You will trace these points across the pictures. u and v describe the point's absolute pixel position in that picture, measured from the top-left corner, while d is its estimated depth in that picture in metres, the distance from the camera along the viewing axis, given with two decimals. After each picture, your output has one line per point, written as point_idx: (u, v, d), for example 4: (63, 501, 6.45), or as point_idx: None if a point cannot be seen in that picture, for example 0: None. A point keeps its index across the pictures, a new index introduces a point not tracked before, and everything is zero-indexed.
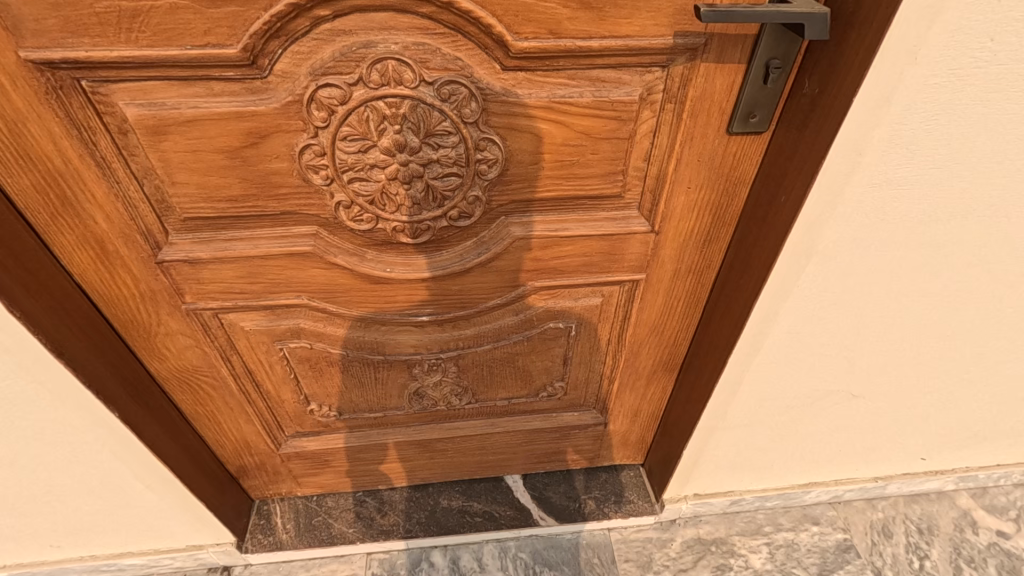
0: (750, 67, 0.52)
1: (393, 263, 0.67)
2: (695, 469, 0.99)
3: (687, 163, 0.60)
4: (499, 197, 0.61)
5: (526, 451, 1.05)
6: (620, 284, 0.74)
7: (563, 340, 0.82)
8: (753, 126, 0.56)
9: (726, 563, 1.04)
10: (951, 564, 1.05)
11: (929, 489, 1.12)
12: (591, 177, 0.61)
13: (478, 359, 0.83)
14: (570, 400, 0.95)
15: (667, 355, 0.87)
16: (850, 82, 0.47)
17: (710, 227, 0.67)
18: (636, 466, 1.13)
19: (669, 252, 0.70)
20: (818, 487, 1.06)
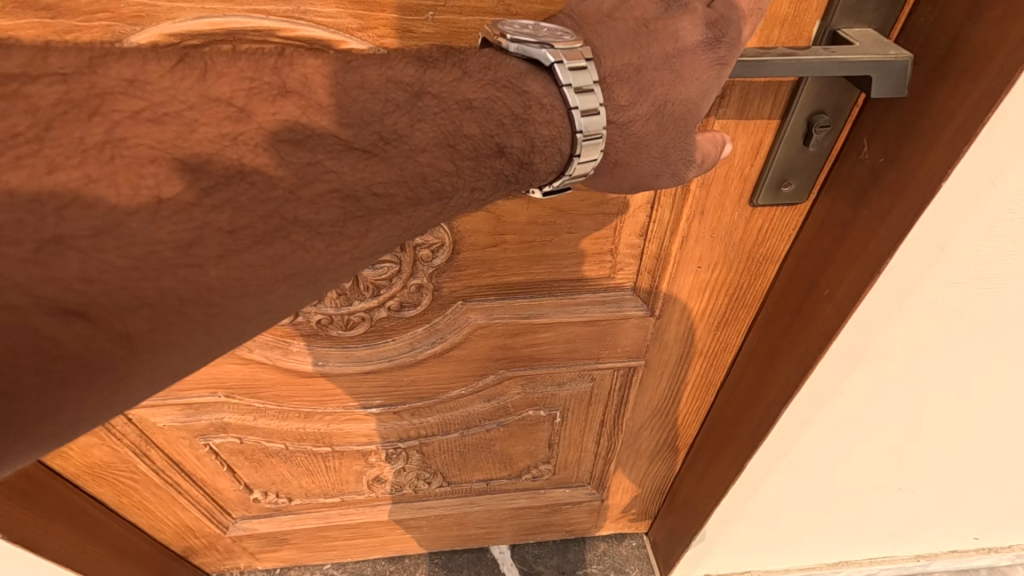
0: (786, 123, 0.38)
1: (326, 356, 0.53)
2: (705, 555, 0.85)
3: (695, 239, 0.46)
4: (452, 281, 0.47)
5: (512, 524, 0.93)
6: (613, 370, 0.60)
7: (547, 424, 0.68)
8: (784, 198, 0.42)
9: None
10: None
11: (981, 567, 0.96)
12: (570, 256, 0.47)
13: (446, 444, 0.70)
14: (559, 478, 0.81)
15: (675, 437, 0.73)
16: (936, 155, 0.32)
17: (725, 310, 0.53)
18: (638, 535, 1.00)
19: (672, 337, 0.56)
20: (849, 569, 0.92)
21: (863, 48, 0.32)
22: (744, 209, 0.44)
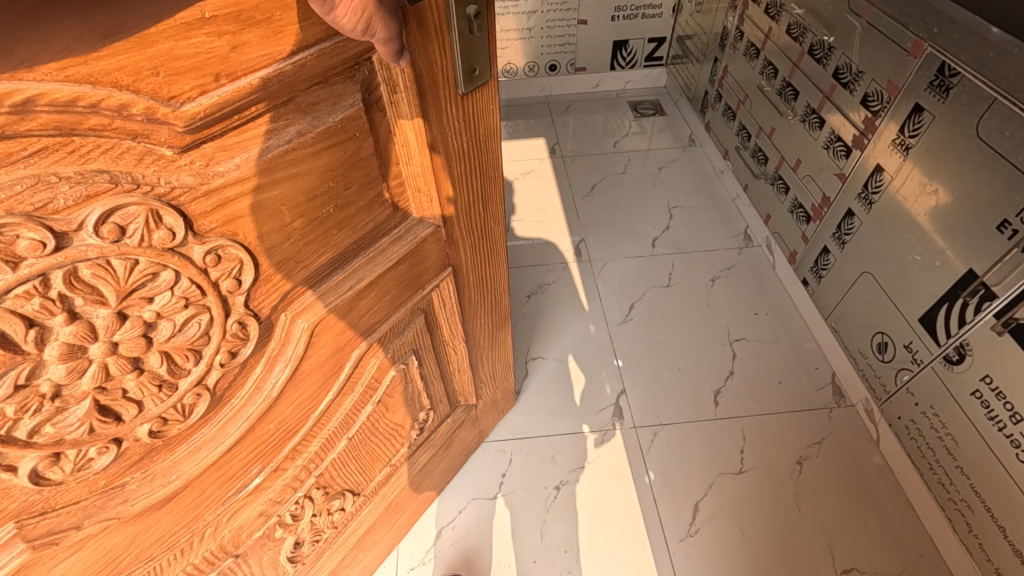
0: (461, 22, 0.84)
1: (172, 447, 0.86)
2: (743, 476, 1.82)
3: (419, 153, 0.95)
4: (263, 294, 0.84)
5: (419, 461, 1.63)
6: (429, 289, 1.22)
7: (413, 367, 1.35)
8: (472, 80, 0.94)
9: (619, 413, 2.01)
10: (873, 346, 1.81)
11: (865, 304, 1.83)
12: (351, 223, 0.93)
13: (349, 440, 1.27)
14: (423, 393, 1.46)
15: (484, 291, 1.43)
16: (486, 50, 0.93)
17: (468, 177, 1.10)
18: (613, 391, 2.07)
19: (448, 216, 1.13)
20: (871, 358, 1.83)
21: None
22: (438, 112, 0.93)
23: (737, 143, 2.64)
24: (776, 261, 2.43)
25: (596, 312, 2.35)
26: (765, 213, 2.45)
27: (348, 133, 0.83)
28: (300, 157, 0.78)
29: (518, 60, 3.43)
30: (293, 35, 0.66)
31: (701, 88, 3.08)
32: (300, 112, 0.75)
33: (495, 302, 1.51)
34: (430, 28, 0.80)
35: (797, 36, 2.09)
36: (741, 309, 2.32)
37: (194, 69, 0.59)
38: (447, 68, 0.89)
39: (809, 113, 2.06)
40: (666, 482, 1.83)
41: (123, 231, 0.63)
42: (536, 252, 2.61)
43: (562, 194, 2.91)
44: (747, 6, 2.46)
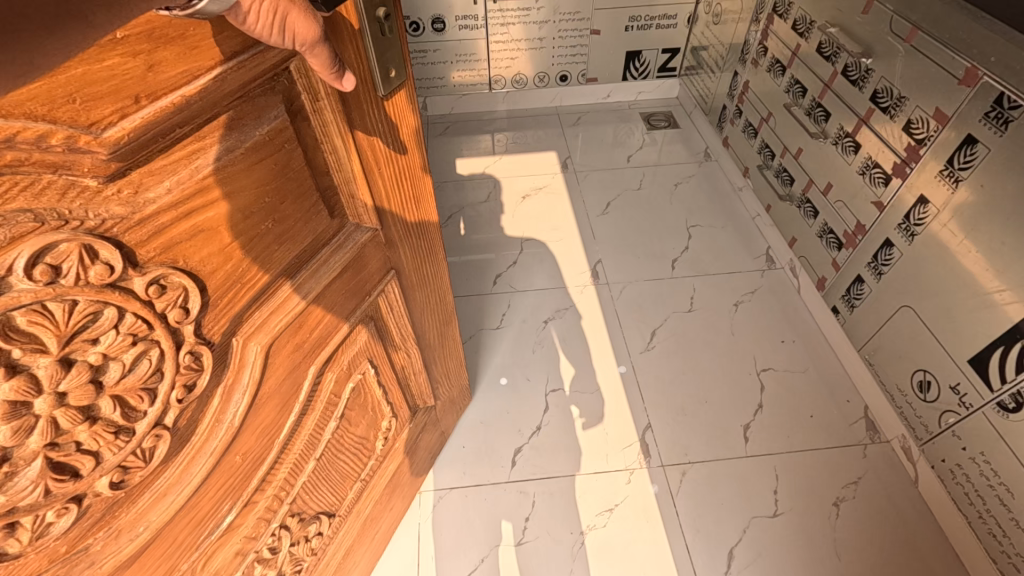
0: (370, 23, 0.79)
1: (137, 496, 0.79)
2: (780, 519, 1.74)
3: (350, 160, 0.90)
4: (212, 321, 0.77)
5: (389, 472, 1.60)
6: (376, 296, 1.17)
7: (371, 376, 1.32)
8: (392, 81, 0.90)
9: (647, 451, 1.92)
10: (913, 383, 1.74)
11: (906, 339, 1.75)
12: (292, 236, 0.87)
13: (318, 458, 1.23)
14: (384, 398, 1.41)
15: (426, 292, 1.41)
16: (399, 46, 0.88)
17: (401, 179, 1.07)
18: (644, 432, 1.97)
19: (385, 218, 1.09)
20: (911, 396, 1.75)
21: None
22: (361, 116, 0.89)
23: (760, 162, 2.56)
24: (802, 285, 2.35)
25: (616, 340, 2.25)
26: (791, 235, 2.38)
27: (276, 145, 0.76)
28: (233, 174, 0.71)
29: (529, 70, 3.34)
30: (213, 48, 0.60)
31: (718, 101, 2.99)
32: (228, 129, 0.68)
33: (438, 299, 1.49)
34: (341, 30, 0.75)
35: (829, 56, 2.00)
36: (767, 336, 2.24)
37: (113, 91, 0.52)
38: (363, 71, 0.84)
39: (843, 136, 1.97)
40: (698, 526, 1.74)
41: (56, 271, 0.56)
42: (552, 274, 2.52)
43: (576, 212, 2.82)
44: (772, 20, 2.37)
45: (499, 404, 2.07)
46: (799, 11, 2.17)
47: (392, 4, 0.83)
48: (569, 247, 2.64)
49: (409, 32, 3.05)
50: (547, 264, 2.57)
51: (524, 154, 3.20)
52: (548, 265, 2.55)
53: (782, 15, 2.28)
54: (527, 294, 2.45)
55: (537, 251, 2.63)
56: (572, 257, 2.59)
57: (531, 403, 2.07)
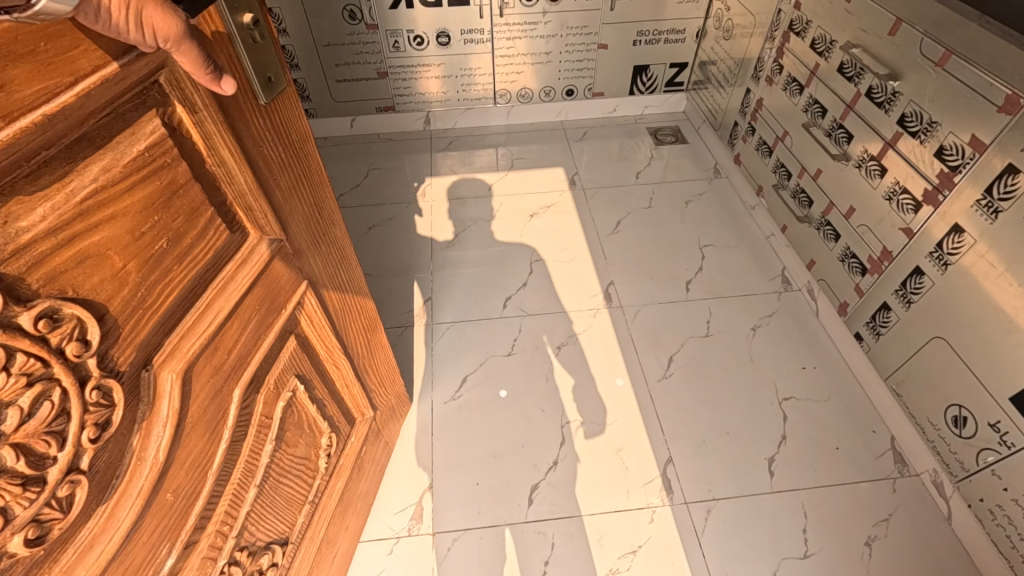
0: (239, 30, 0.79)
1: (58, 553, 0.70)
2: (814, 561, 1.67)
3: (242, 171, 0.87)
4: (118, 350, 0.70)
5: (337, 493, 1.54)
6: (293, 310, 1.12)
7: (302, 394, 1.27)
8: (271, 88, 0.90)
9: (670, 487, 1.84)
10: (948, 418, 1.68)
11: (939, 372, 1.69)
12: (192, 255, 0.80)
13: (259, 483, 1.19)
14: (319, 414, 1.36)
15: (346, 299, 1.37)
16: (271, 52, 0.88)
17: (294, 185, 1.05)
18: (666, 466, 1.89)
19: (286, 227, 1.05)
20: (945, 431, 1.69)
21: None
22: (246, 124, 0.87)
23: (776, 181, 2.50)
24: (821, 308, 2.29)
25: (633, 368, 2.18)
26: (808, 257, 2.33)
27: (157, 160, 0.71)
28: (113, 195, 0.65)
29: (534, 85, 3.27)
30: (70, 63, 0.55)
31: (729, 118, 2.94)
32: (101, 148, 0.63)
33: (358, 307, 1.45)
34: (209, 36, 0.74)
35: (852, 77, 1.95)
36: (786, 362, 2.17)
37: None
38: (238, 78, 0.83)
39: (867, 159, 1.92)
40: (727, 567, 1.67)
41: None
42: (562, 296, 2.44)
43: (586, 231, 2.75)
44: (788, 38, 2.32)
45: (506, 435, 1.99)
46: (818, 30, 2.12)
47: (259, 10, 0.82)
48: (579, 268, 2.56)
49: (414, 46, 2.98)
50: (558, 286, 2.49)
51: (530, 171, 3.13)
52: (558, 287, 2.48)
53: (799, 33, 2.24)
54: (539, 318, 2.36)
55: (547, 272, 2.55)
56: (583, 278, 2.51)
57: (545, 435, 1.99)
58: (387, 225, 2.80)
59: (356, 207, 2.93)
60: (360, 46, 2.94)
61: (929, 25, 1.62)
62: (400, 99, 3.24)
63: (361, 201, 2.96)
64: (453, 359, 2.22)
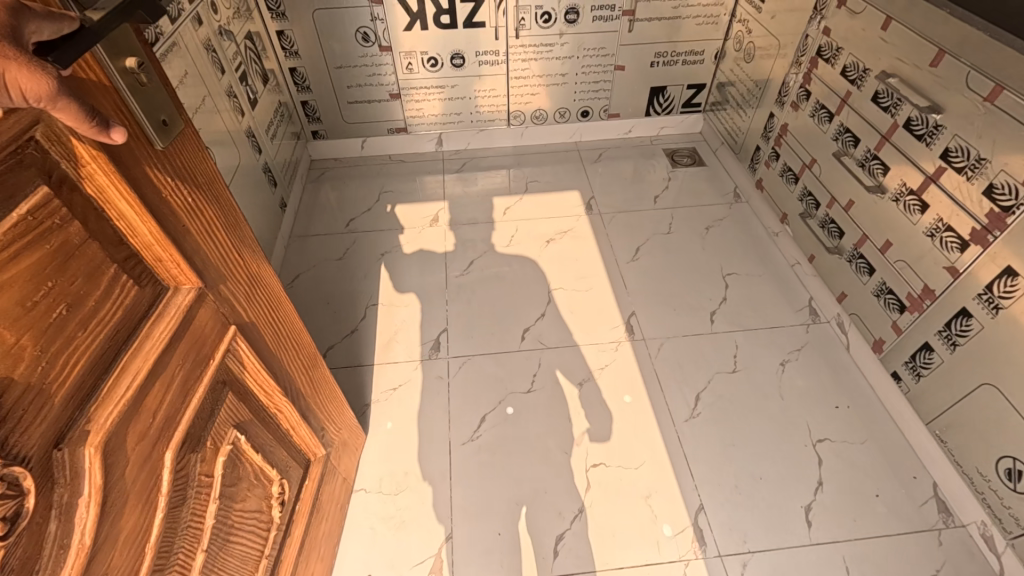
0: (125, 77, 0.72)
1: None
2: None
3: (144, 223, 0.80)
4: (21, 432, 0.66)
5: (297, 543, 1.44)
6: (222, 359, 1.04)
7: (246, 444, 1.19)
8: (168, 131, 0.82)
9: (704, 537, 1.75)
10: (1000, 469, 1.59)
11: (989, 420, 1.60)
12: (98, 317, 0.77)
13: (209, 549, 1.07)
14: (266, 462, 1.28)
15: (285, 337, 1.29)
16: (167, 95, 0.82)
17: (216, 230, 0.97)
18: (700, 513, 1.80)
19: (209, 274, 0.97)
20: (999, 483, 1.61)
21: (122, 38, 0.71)
22: (146, 174, 0.79)
23: (803, 210, 2.42)
24: (852, 342, 2.20)
25: (658, 406, 2.09)
26: (839, 290, 2.25)
27: (43, 222, 0.68)
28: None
29: (549, 106, 3.21)
30: None
31: (750, 142, 2.87)
32: None
33: (299, 343, 1.36)
34: (87, 84, 0.67)
35: (888, 107, 1.88)
36: (818, 400, 2.08)
37: None
38: (128, 126, 0.75)
39: (905, 193, 1.84)
40: None
41: None
42: (582, 328, 2.36)
43: (604, 258, 2.67)
44: (815, 64, 2.26)
45: (527, 478, 1.90)
46: (849, 57, 2.06)
47: (145, 52, 0.76)
48: (599, 297, 2.48)
49: (427, 67, 2.92)
50: (578, 316, 2.40)
51: (546, 194, 3.05)
52: (578, 318, 2.39)
53: (828, 60, 2.17)
54: (558, 352, 2.28)
55: (566, 301, 2.47)
56: (604, 309, 2.43)
57: (569, 480, 1.89)
58: (400, 251, 2.72)
59: (367, 231, 2.84)
60: (372, 67, 2.88)
61: (976, 58, 1.55)
62: (412, 120, 3.17)
63: (371, 225, 2.88)
64: (470, 396, 2.13)
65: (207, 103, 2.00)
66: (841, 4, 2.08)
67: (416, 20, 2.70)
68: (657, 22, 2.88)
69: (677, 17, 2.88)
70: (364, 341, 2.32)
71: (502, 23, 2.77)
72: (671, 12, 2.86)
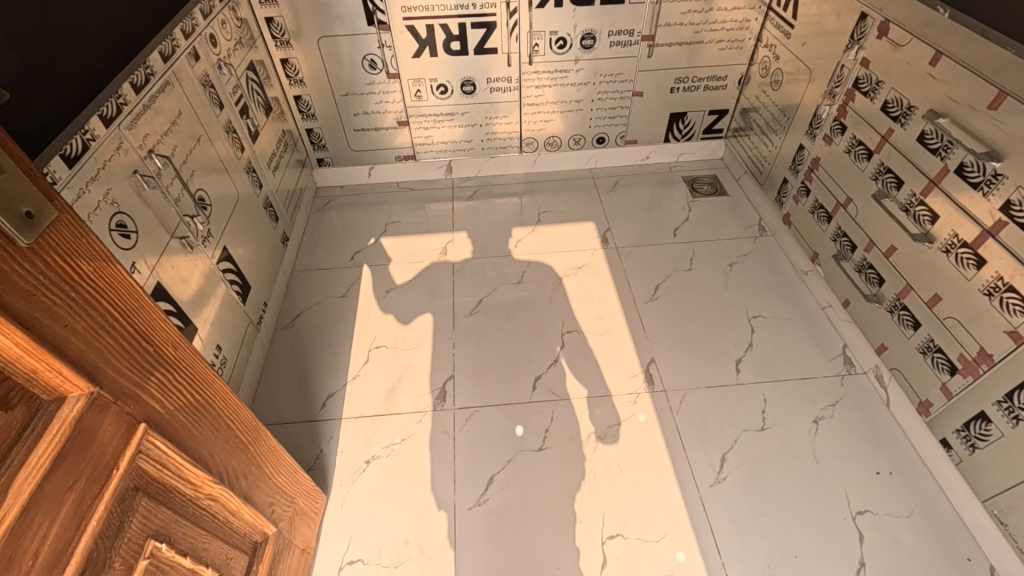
0: None
1: None
2: None
3: (6, 334, 0.67)
4: None
5: None
6: (130, 464, 0.90)
7: (171, 550, 1.03)
8: (32, 225, 0.68)
9: None
10: None
11: None
12: None
13: None
14: (199, 564, 1.12)
15: (215, 418, 1.15)
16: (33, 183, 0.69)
17: (110, 323, 0.83)
18: None
19: (104, 373, 0.83)
20: None
21: None
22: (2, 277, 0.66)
23: (836, 251, 2.27)
24: (892, 399, 2.03)
25: (681, 469, 1.92)
26: (878, 341, 2.08)
27: None
28: None
29: (564, 132, 3.08)
30: None
31: (777, 173, 2.71)
32: None
33: (233, 421, 1.22)
34: None
35: (937, 149, 1.71)
36: (855, 465, 1.91)
37: None
38: None
39: (957, 245, 1.67)
40: None
41: None
42: (596, 377, 2.20)
43: (621, 298, 2.52)
44: (852, 96, 2.10)
45: (537, 551, 1.75)
46: (891, 91, 1.89)
47: None
48: (616, 343, 2.33)
49: (436, 94, 2.80)
50: (593, 364, 2.25)
51: (559, 226, 2.91)
52: (593, 366, 2.24)
53: (867, 93, 2.01)
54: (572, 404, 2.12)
55: (580, 346, 2.32)
56: (621, 356, 2.28)
57: (583, 553, 1.74)
58: (406, 288, 2.59)
59: (372, 266, 2.72)
60: (379, 95, 2.77)
61: None
62: (420, 147, 3.06)
63: (377, 258, 2.76)
64: (477, 454, 1.99)
65: (202, 142, 1.90)
66: (882, 34, 1.91)
67: (426, 47, 2.59)
68: (677, 46, 2.74)
69: (698, 42, 2.74)
70: (365, 389, 2.19)
71: (514, 49, 2.65)
72: (692, 36, 2.72)
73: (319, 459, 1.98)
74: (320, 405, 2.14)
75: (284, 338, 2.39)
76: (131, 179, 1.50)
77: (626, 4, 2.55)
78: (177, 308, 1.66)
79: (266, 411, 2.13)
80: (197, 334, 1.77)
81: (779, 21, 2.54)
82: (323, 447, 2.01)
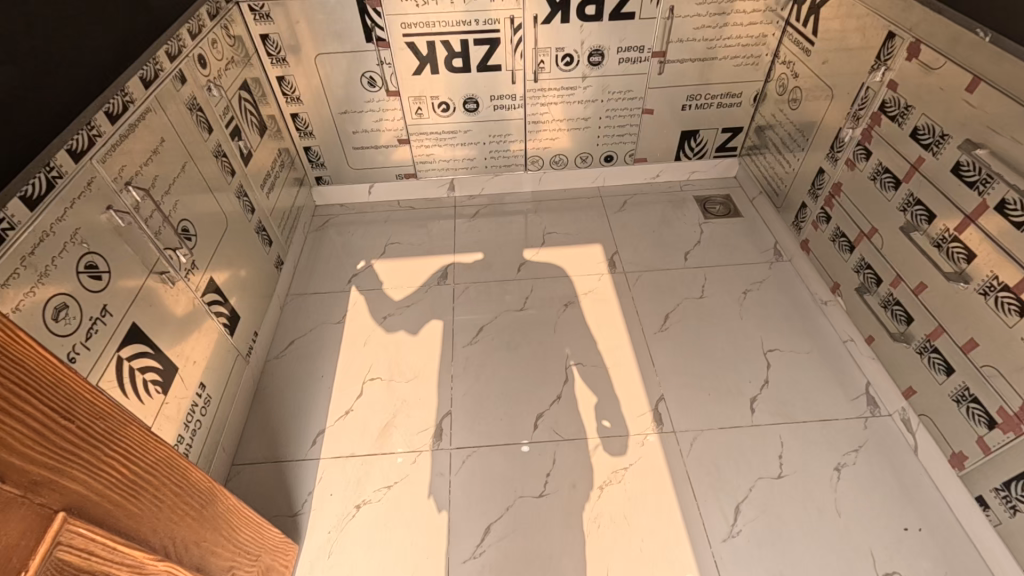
0: None
1: None
2: None
3: None
4: None
5: None
6: (54, 560, 0.75)
7: None
8: None
9: None
10: None
11: None
12: None
13: None
14: None
15: (155, 488, 1.03)
16: None
17: (10, 404, 0.72)
18: None
19: (2, 463, 0.70)
20: None
21: None
22: None
23: (859, 283, 2.13)
24: (920, 446, 1.89)
25: (691, 521, 1.79)
26: (905, 383, 1.94)
27: None
28: None
29: (570, 150, 2.97)
30: None
31: (795, 196, 2.57)
32: None
33: (168, 491, 1.07)
34: None
35: (975, 182, 1.58)
36: (880, 519, 1.77)
37: None
38: None
39: (998, 287, 1.53)
40: None
41: None
42: (601, 415, 2.08)
43: (629, 327, 2.40)
44: (877, 120, 1.96)
45: None
46: (922, 117, 1.76)
47: None
48: (624, 378, 2.20)
49: (438, 112, 2.71)
50: (599, 401, 2.12)
51: (565, 248, 2.78)
52: (599, 402, 2.11)
53: (895, 118, 1.88)
54: (575, 445, 2.00)
55: (585, 381, 2.19)
56: (628, 393, 2.15)
57: None
58: (404, 315, 2.48)
59: (369, 290, 2.61)
60: (378, 112, 2.68)
61: None
62: (422, 165, 2.96)
63: (374, 282, 2.65)
64: (474, 499, 1.87)
65: (189, 168, 1.81)
66: (912, 55, 1.78)
67: (427, 64, 2.50)
68: (690, 62, 2.62)
69: (711, 58, 2.61)
70: (358, 424, 2.08)
71: (519, 66, 2.54)
72: (705, 52, 2.59)
73: (308, 503, 1.88)
74: (310, 443, 2.04)
75: (274, 369, 2.29)
76: (105, 216, 1.40)
77: (637, 19, 2.44)
78: (156, 348, 1.57)
79: (253, 449, 2.03)
80: (179, 374, 1.68)
81: (798, 37, 2.41)
82: (312, 490, 1.91)
